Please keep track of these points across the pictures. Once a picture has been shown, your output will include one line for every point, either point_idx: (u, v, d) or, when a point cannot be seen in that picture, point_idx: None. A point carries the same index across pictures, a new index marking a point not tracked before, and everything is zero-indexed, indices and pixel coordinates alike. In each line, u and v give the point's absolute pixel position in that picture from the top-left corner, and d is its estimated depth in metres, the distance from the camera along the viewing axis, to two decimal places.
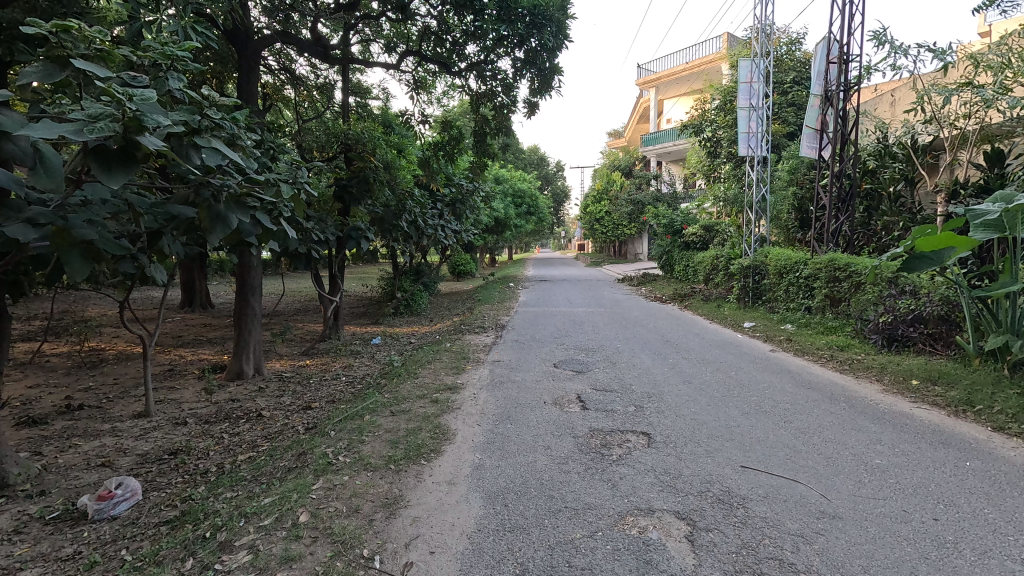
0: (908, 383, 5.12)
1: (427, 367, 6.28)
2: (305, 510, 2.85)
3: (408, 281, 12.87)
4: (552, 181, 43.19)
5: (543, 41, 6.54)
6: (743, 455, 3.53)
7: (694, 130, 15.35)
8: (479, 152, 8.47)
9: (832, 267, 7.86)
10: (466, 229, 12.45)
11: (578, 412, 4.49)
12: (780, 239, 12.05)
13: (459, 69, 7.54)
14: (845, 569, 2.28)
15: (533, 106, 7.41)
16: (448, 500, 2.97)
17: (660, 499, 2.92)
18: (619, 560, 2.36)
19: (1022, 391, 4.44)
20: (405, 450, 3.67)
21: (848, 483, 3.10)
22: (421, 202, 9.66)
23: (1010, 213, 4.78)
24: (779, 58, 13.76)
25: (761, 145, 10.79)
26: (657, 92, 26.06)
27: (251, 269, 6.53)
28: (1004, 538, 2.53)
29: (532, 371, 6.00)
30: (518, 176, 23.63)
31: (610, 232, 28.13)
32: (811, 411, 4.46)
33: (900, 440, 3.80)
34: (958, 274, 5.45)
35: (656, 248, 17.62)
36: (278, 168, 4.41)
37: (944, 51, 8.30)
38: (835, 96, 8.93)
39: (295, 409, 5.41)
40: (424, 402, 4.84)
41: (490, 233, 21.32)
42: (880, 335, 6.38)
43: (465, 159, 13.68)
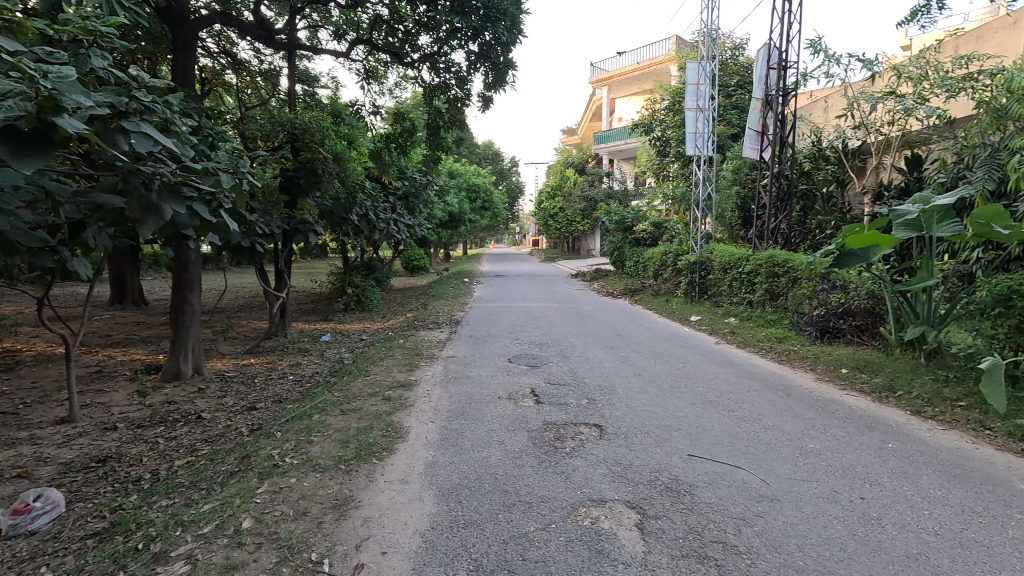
0: (838, 372, 5.47)
1: (380, 364, 6.15)
2: (249, 516, 2.72)
3: (359, 276, 12.57)
4: (506, 176, 43.31)
5: (497, 34, 6.48)
6: (689, 443, 3.67)
7: (644, 129, 15.79)
8: (433, 146, 8.33)
9: (772, 263, 8.30)
10: (420, 223, 12.27)
11: (532, 406, 4.53)
12: (725, 236, 12.59)
13: (412, 60, 7.39)
14: (782, 549, 2.40)
15: (487, 100, 7.37)
16: (401, 499, 2.92)
17: (612, 489, 2.98)
18: (572, 551, 2.39)
19: (936, 378, 4.84)
20: (356, 449, 3.57)
21: (785, 467, 3.28)
22: (373, 195, 9.43)
23: (927, 213, 5.19)
24: (724, 62, 14.36)
25: (707, 145, 11.19)
26: (609, 90, 26.60)
27: (189, 263, 6.16)
28: (919, 512, 2.75)
29: (487, 366, 6.00)
30: (472, 170, 23.49)
31: (564, 229, 28.55)
32: (751, 399, 4.69)
33: (830, 424, 4.06)
34: (882, 270, 5.86)
35: (608, 244, 17.99)
36: (218, 157, 4.18)
37: (871, 62, 8.91)
38: (775, 100, 9.38)
39: (238, 410, 5.16)
40: (376, 400, 4.74)
41: (445, 227, 21.15)
42: (815, 327, 6.78)
43: (418, 152, 13.48)
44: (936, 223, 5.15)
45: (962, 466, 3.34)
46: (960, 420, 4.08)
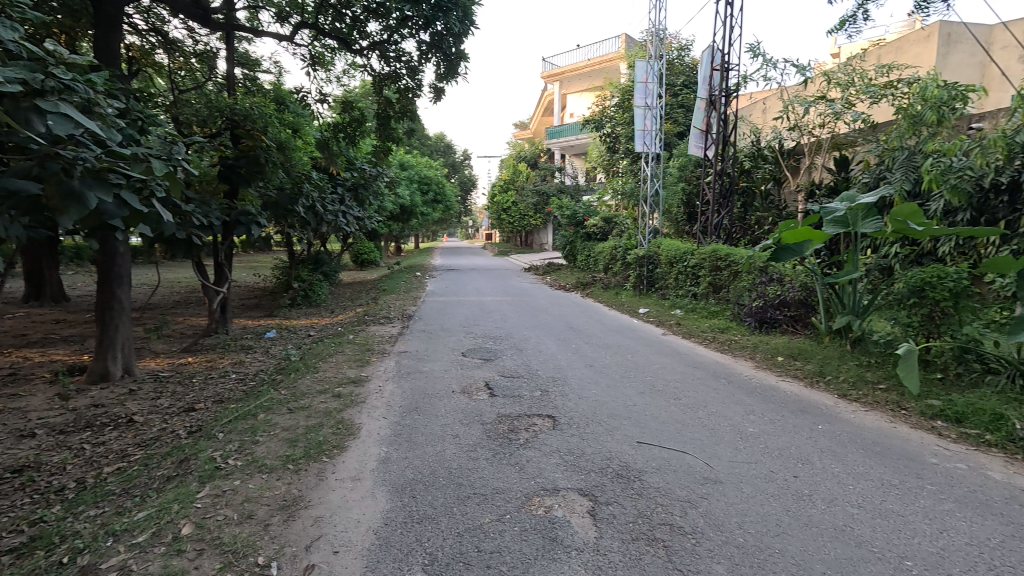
0: (775, 360, 5.81)
1: (330, 361, 5.98)
2: (189, 522, 2.59)
3: (306, 270, 12.15)
4: (459, 169, 42.97)
5: (449, 25, 6.39)
6: (638, 431, 3.79)
7: (595, 126, 16.10)
8: (383, 137, 8.11)
9: (715, 257, 8.69)
10: (370, 216, 11.97)
11: (486, 399, 4.54)
12: (671, 231, 13.04)
13: (361, 47, 7.17)
14: (724, 528, 2.53)
15: (438, 91, 7.25)
16: (354, 496, 2.86)
17: (565, 478, 3.04)
18: (526, 540, 2.43)
19: (860, 363, 5.22)
20: (305, 448, 3.46)
21: (727, 450, 3.46)
22: (320, 186, 9.12)
23: (853, 211, 5.59)
24: (670, 62, 14.81)
25: (655, 143, 11.52)
26: (561, 85, 26.89)
27: (117, 256, 5.74)
28: (845, 487, 2.98)
29: (440, 360, 5.96)
30: (424, 162, 23.13)
31: (517, 223, 28.77)
32: (696, 387, 4.91)
33: (767, 409, 4.32)
34: (814, 264, 6.25)
35: (560, 239, 18.01)
36: (149, 143, 3.91)
37: (805, 67, 9.46)
38: (718, 101, 9.76)
39: (175, 412, 4.87)
40: (326, 397, 4.60)
41: (396, 220, 20.75)
42: (754, 318, 7.16)
43: (368, 143, 13.13)
44: (861, 220, 5.54)
45: (882, 444, 3.63)
46: (880, 402, 4.43)
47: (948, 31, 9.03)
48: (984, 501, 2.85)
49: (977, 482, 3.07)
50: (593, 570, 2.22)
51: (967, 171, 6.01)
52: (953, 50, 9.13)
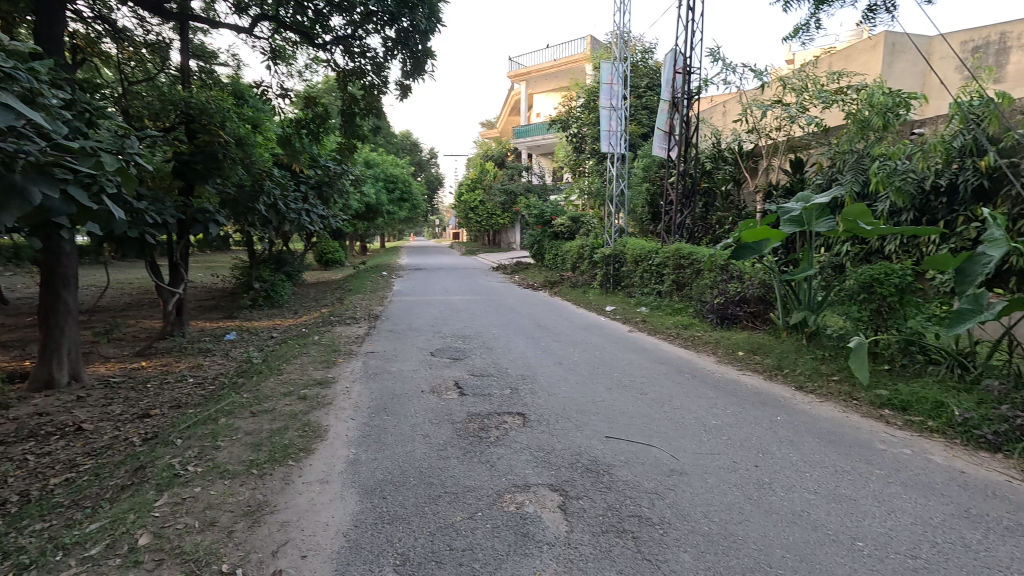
0: (736, 354, 6.01)
1: (294, 362, 5.83)
2: (146, 531, 2.49)
3: (268, 270, 11.80)
4: (425, 168, 42.59)
5: (415, 21, 6.33)
6: (607, 426, 3.85)
7: (562, 126, 16.26)
8: (348, 134, 7.94)
9: (679, 255, 8.90)
10: (335, 215, 11.72)
11: (456, 398, 4.53)
12: (637, 230, 13.29)
13: (323, 41, 7.00)
14: (690, 518, 2.61)
15: (405, 88, 7.16)
16: (322, 499, 2.81)
17: (536, 474, 3.07)
18: (498, 536, 2.44)
19: (816, 357, 5.46)
20: (269, 452, 3.36)
21: (691, 442, 3.56)
22: (282, 183, 8.86)
23: (807, 211, 5.84)
24: (634, 64, 15.09)
25: (620, 143, 11.70)
26: (527, 85, 27.03)
27: (62, 256, 5.43)
28: (803, 475, 3.11)
29: (409, 360, 5.90)
30: (390, 160, 22.81)
31: (484, 221, 28.72)
32: (662, 382, 5.03)
33: (729, 402, 4.46)
34: (772, 262, 6.49)
35: (528, 238, 18.10)
36: (98, 136, 3.72)
37: (762, 72, 9.82)
38: (681, 103, 10.00)
39: (129, 419, 4.65)
40: (290, 400, 4.49)
41: (361, 219, 20.39)
42: (715, 314, 7.39)
43: (333, 140, 12.87)
44: (815, 220, 5.80)
45: (836, 433, 3.81)
46: (833, 393, 4.64)
47: (893, 41, 9.60)
48: (927, 483, 3.04)
49: (921, 466, 3.27)
50: (565, 563, 2.25)
51: (911, 174, 6.38)
52: (896, 60, 9.64)
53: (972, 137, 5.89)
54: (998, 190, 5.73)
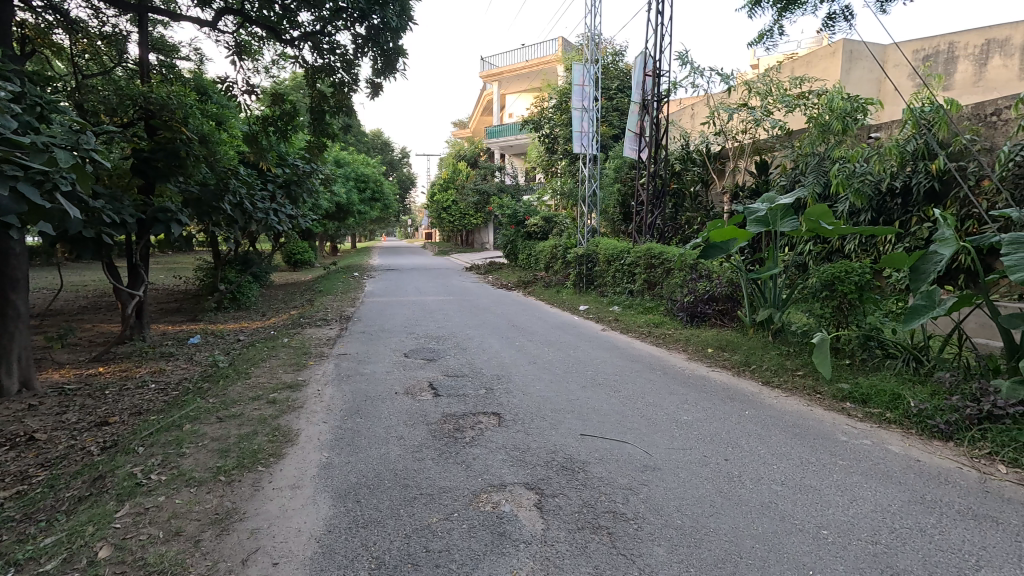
0: (705, 351, 6.16)
1: (263, 365, 5.69)
2: (106, 543, 2.38)
3: (234, 271, 11.47)
4: (397, 167, 42.16)
5: (386, 18, 6.25)
6: (581, 424, 3.89)
7: (534, 126, 16.33)
8: (317, 132, 7.77)
9: (650, 255, 9.05)
10: (304, 214, 11.47)
11: (430, 399, 4.50)
12: (609, 230, 13.45)
13: (291, 37, 6.84)
14: (664, 512, 2.65)
15: (376, 87, 7.06)
16: (293, 505, 2.74)
17: (512, 473, 3.07)
18: (475, 537, 2.43)
19: (781, 352, 5.64)
20: (238, 458, 3.27)
21: (664, 438, 3.63)
22: (248, 182, 8.62)
23: (772, 211, 6.02)
24: (605, 66, 15.27)
25: (591, 144, 11.85)
26: (500, 85, 27.05)
27: (12, 257, 5.15)
28: (770, 467, 3.21)
29: (382, 362, 5.83)
30: (361, 159, 22.46)
31: (457, 221, 28.57)
32: (635, 380, 5.11)
33: (700, 398, 4.56)
34: (739, 260, 6.67)
35: (501, 238, 18.05)
36: (51, 131, 3.56)
37: (728, 76, 10.07)
38: (650, 105, 10.17)
39: (86, 427, 4.44)
40: (259, 404, 4.37)
41: (331, 219, 20.04)
42: (686, 312, 7.55)
43: (302, 138, 12.60)
44: (779, 220, 5.98)
45: (801, 425, 3.95)
46: (798, 387, 4.81)
47: (851, 48, 10.00)
48: (885, 471, 3.17)
49: (879, 455, 3.42)
50: (542, 561, 2.26)
51: (868, 176, 6.65)
52: (854, 66, 10.05)
53: (924, 141, 6.19)
54: (948, 192, 6.04)
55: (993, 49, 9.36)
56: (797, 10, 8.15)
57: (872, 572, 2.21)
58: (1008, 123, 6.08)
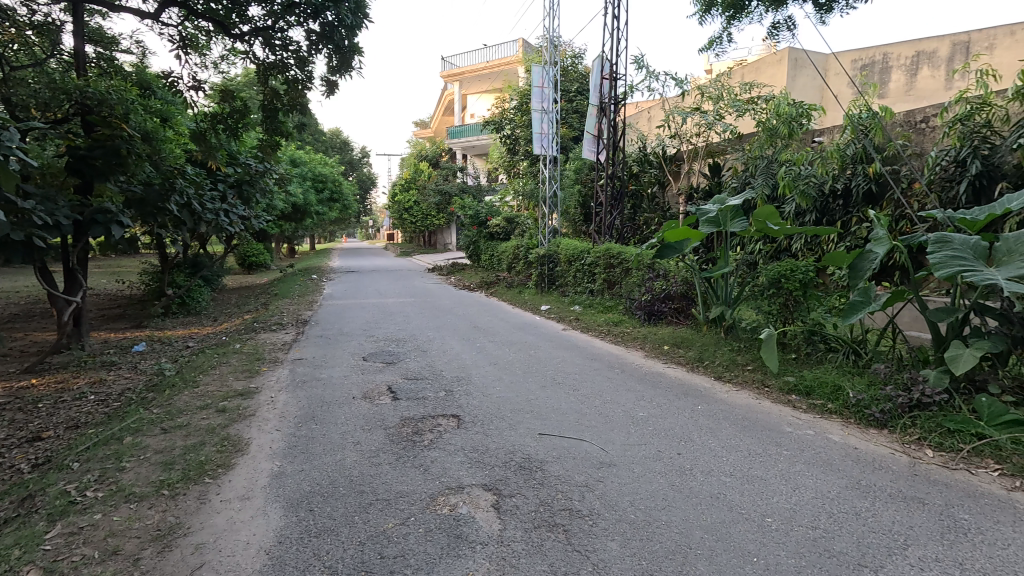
0: (662, 348, 6.33)
1: (212, 373, 5.47)
2: (34, 567, 2.24)
3: (182, 275, 10.97)
4: (357, 167, 41.34)
5: (340, 15, 6.12)
6: (539, 423, 3.93)
7: (495, 127, 16.38)
8: (270, 130, 7.54)
9: (609, 255, 9.22)
10: (258, 215, 11.08)
11: (389, 403, 4.43)
12: (569, 231, 13.61)
13: (241, 32, 6.60)
14: (618, 507, 2.71)
15: (331, 84, 6.91)
16: (242, 517, 2.65)
17: (469, 475, 3.07)
18: (431, 540, 2.41)
19: (732, 348, 5.85)
20: (183, 470, 3.13)
21: (620, 434, 3.71)
22: (196, 181, 8.27)
23: (723, 212, 6.25)
24: (564, 69, 15.46)
25: (551, 145, 11.98)
26: (461, 86, 26.95)
27: None
28: (720, 459, 3.33)
29: (340, 366, 5.71)
30: (319, 159, 21.89)
31: (419, 222, 28.25)
32: (594, 378, 5.20)
33: (655, 394, 4.69)
34: (693, 260, 6.88)
35: (464, 239, 17.86)
36: None
37: (682, 81, 10.38)
38: (608, 108, 10.33)
39: (15, 444, 4.15)
40: (208, 413, 4.20)
41: (287, 220, 19.44)
42: (643, 311, 7.73)
43: (254, 136, 12.15)
44: (730, 220, 6.21)
45: (750, 418, 4.11)
46: (748, 381, 5.01)
47: (795, 56, 10.50)
48: (826, 460, 3.34)
49: (820, 444, 3.60)
50: (498, 562, 2.27)
51: (812, 178, 6.98)
52: (798, 74, 10.56)
53: (862, 146, 6.56)
54: (883, 194, 6.41)
55: (922, 61, 9.99)
56: (744, 18, 8.48)
57: (811, 555, 2.32)
58: (935, 130, 6.51)
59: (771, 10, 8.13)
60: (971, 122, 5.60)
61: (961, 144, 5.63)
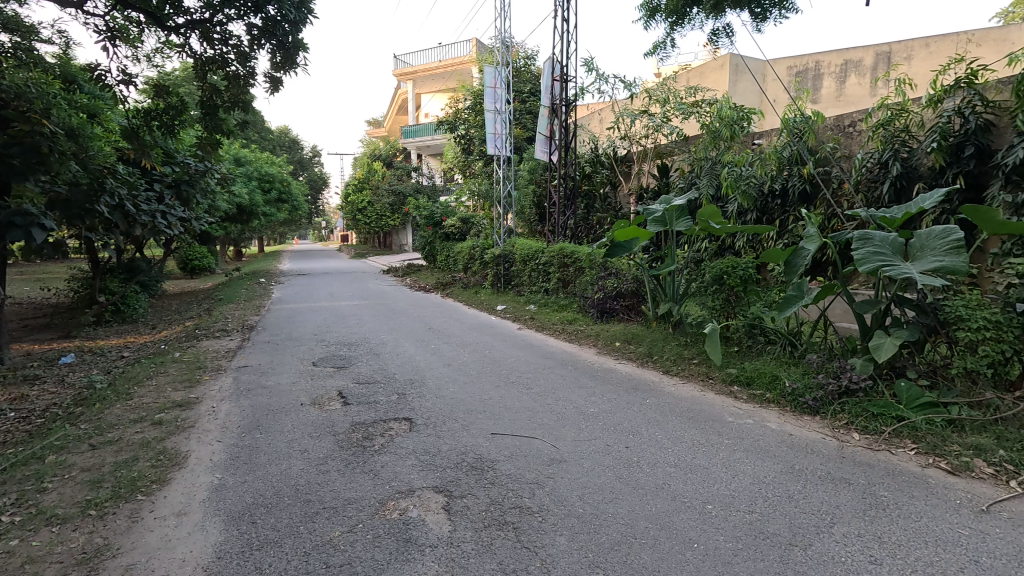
0: (614, 345, 6.48)
1: (148, 384, 5.17)
2: None
3: (115, 281, 10.32)
4: (307, 167, 40.09)
5: (283, 10, 5.92)
6: (492, 423, 3.94)
7: (449, 127, 16.31)
8: (210, 128, 7.19)
9: (562, 254, 9.37)
10: (199, 216, 10.54)
11: (339, 408, 4.33)
12: (524, 231, 13.72)
13: (175, 24, 6.28)
14: (567, 502, 2.77)
15: (275, 81, 6.67)
16: (178, 534, 2.53)
17: (421, 478, 3.05)
18: (379, 546, 2.38)
19: (680, 343, 6.06)
20: (113, 488, 2.96)
21: (571, 431, 3.78)
22: (129, 181, 7.80)
23: (669, 212, 6.46)
24: (518, 70, 15.57)
25: (505, 146, 12.05)
26: (415, 85, 26.63)
27: None
28: (666, 450, 3.45)
29: (287, 372, 5.53)
30: (266, 158, 21.11)
31: (374, 223, 27.72)
32: (547, 376, 5.27)
33: (607, 390, 4.79)
34: (642, 258, 7.06)
35: (419, 240, 17.66)
36: None
37: (630, 84, 10.65)
38: (560, 109, 10.46)
39: None
40: (142, 426, 3.98)
41: (232, 222, 18.64)
42: (596, 309, 7.89)
43: (192, 134, 11.56)
44: (675, 219, 6.42)
45: (695, 410, 4.28)
46: (694, 374, 5.21)
47: (736, 62, 10.98)
48: (764, 447, 3.52)
49: (759, 432, 3.80)
50: (447, 563, 2.26)
51: (753, 179, 7.33)
52: (738, 79, 11.03)
53: (796, 149, 6.94)
54: (816, 195, 6.81)
55: (849, 69, 10.65)
56: (687, 25, 8.79)
57: (747, 538, 2.45)
58: (861, 134, 6.95)
59: (711, 18, 8.47)
60: (891, 127, 6.03)
61: (883, 147, 6.05)
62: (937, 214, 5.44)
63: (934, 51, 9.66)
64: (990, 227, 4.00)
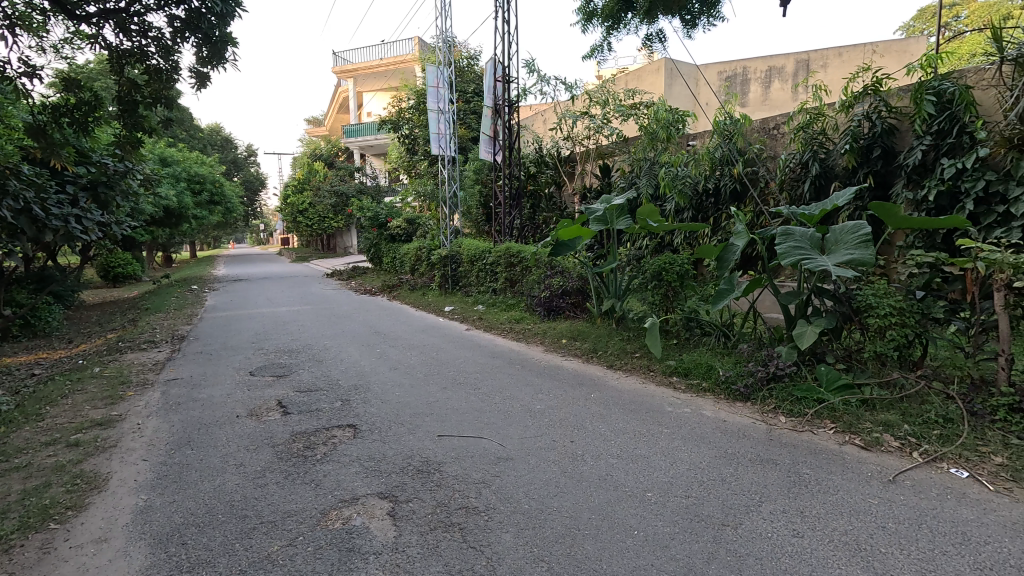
0: (560, 342, 6.60)
1: (63, 403, 4.77)
2: None
3: (22, 292, 9.51)
4: (241, 167, 38.17)
5: (208, 3, 5.62)
6: (439, 425, 3.91)
7: (392, 126, 16.02)
8: (129, 125, 6.70)
9: (508, 254, 9.44)
10: (119, 221, 9.79)
11: (278, 419, 4.16)
12: (471, 231, 13.69)
13: (87, 14, 5.82)
14: (513, 499, 2.79)
15: (202, 77, 6.31)
16: (98, 562, 2.36)
17: (364, 485, 2.99)
18: (320, 558, 2.32)
19: (623, 337, 6.25)
20: (21, 517, 2.71)
21: (518, 429, 3.81)
22: (37, 183, 7.15)
23: (609, 211, 6.63)
24: (461, 69, 15.51)
25: (449, 146, 11.97)
26: (356, 83, 25.97)
27: None
28: (608, 443, 3.55)
29: (222, 383, 5.25)
30: (197, 158, 19.95)
31: (316, 225, 26.77)
32: (494, 376, 5.28)
33: (553, 387, 4.86)
34: (586, 257, 7.20)
35: (363, 242, 17.22)
36: None
37: (571, 86, 10.84)
38: (503, 109, 10.50)
39: None
40: (56, 449, 3.66)
41: (159, 225, 17.49)
42: (543, 307, 8.01)
43: (109, 132, 10.73)
44: (615, 218, 6.60)
45: (637, 402, 4.43)
46: (636, 367, 5.39)
47: (670, 66, 11.42)
48: (700, 434, 3.69)
49: (695, 420, 3.99)
50: (391, 569, 2.24)
51: (688, 178, 7.65)
52: (673, 82, 11.48)
53: (726, 150, 7.31)
54: (745, 194, 7.21)
55: (773, 75, 11.36)
56: (623, 29, 9.07)
57: (683, 521, 2.57)
58: (784, 136, 7.41)
59: (645, 23, 8.77)
60: (811, 129, 6.45)
61: (803, 148, 6.47)
62: (851, 211, 5.88)
63: (846, 59, 10.47)
64: (894, 222, 4.37)
